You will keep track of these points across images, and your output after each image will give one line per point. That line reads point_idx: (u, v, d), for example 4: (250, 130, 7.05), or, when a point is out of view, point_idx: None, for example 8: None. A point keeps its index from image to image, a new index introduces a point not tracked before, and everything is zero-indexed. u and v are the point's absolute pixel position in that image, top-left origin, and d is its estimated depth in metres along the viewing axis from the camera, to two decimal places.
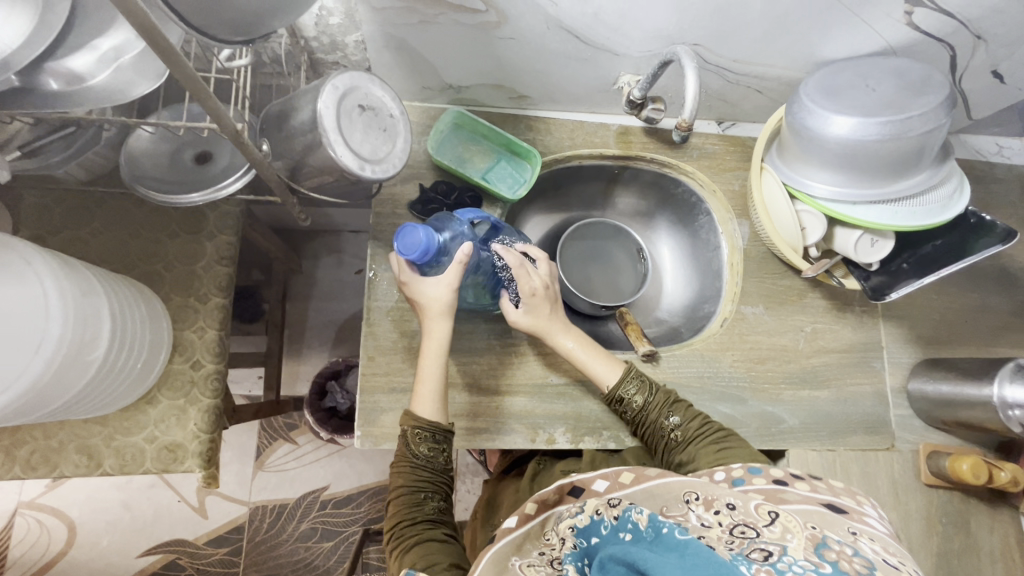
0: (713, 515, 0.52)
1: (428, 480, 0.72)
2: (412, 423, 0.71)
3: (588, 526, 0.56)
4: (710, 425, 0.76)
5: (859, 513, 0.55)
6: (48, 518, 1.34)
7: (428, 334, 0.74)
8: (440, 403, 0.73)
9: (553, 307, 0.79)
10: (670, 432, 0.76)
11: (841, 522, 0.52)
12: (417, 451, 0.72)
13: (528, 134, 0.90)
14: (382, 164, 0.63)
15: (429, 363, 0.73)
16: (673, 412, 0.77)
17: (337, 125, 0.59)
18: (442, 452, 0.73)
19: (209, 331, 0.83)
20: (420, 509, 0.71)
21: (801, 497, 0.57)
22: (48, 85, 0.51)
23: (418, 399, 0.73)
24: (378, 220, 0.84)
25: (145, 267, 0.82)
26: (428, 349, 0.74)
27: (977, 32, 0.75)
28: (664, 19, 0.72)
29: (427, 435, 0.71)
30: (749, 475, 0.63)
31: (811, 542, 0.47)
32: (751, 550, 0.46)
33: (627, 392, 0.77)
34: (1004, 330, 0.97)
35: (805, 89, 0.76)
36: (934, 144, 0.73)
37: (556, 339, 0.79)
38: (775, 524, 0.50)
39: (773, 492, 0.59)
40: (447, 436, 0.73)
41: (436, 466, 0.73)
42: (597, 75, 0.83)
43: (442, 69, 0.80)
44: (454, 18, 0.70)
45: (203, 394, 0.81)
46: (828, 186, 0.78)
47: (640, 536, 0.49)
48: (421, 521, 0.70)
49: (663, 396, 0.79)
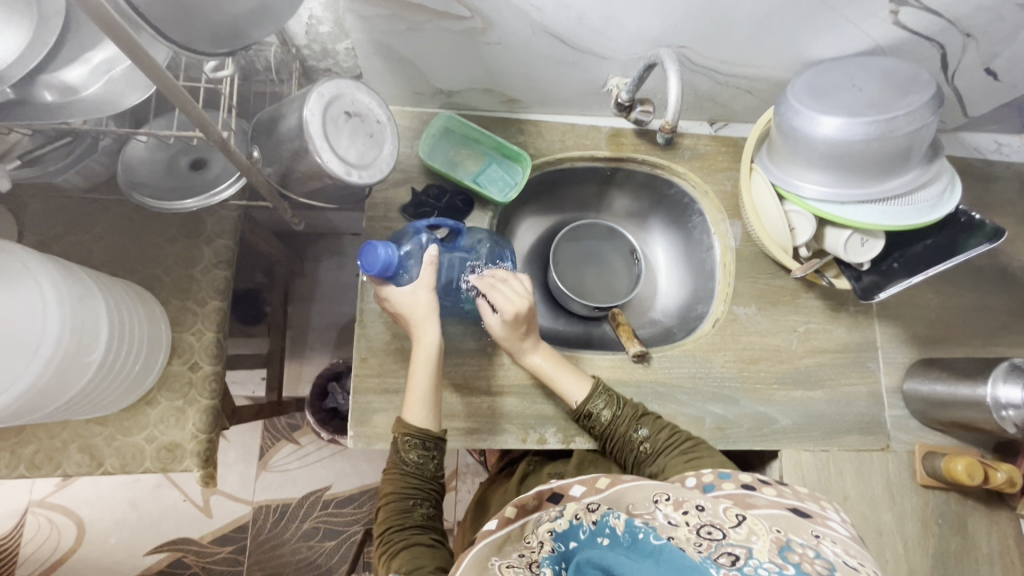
0: (681, 515, 0.54)
1: (417, 484, 0.73)
2: (402, 430, 0.72)
3: (566, 530, 0.56)
4: (679, 436, 0.76)
5: (822, 517, 0.56)
6: (58, 516, 1.38)
7: (418, 343, 0.74)
8: (432, 409, 0.74)
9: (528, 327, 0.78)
10: (639, 445, 0.77)
11: (805, 526, 0.53)
12: (408, 457, 0.73)
13: (519, 137, 0.92)
14: (368, 169, 0.65)
15: (417, 369, 0.74)
16: (641, 425, 0.78)
17: (323, 132, 0.60)
18: (433, 458, 0.74)
19: (207, 333, 0.85)
20: (409, 516, 0.71)
21: (769, 502, 0.57)
22: (44, 98, 0.53)
23: (409, 404, 0.73)
24: (370, 224, 0.85)
25: (145, 271, 0.84)
26: (419, 360, 0.74)
27: (966, 30, 0.74)
28: (649, 22, 0.72)
29: (416, 441, 0.72)
30: (718, 481, 0.63)
31: (775, 545, 0.48)
32: (719, 553, 0.47)
33: (595, 407, 0.78)
34: (1002, 329, 0.96)
35: (791, 90, 0.76)
36: (922, 143, 0.73)
37: (526, 355, 0.80)
38: (742, 526, 0.51)
39: (741, 498, 0.59)
40: (437, 442, 0.74)
41: (426, 472, 0.74)
42: (585, 79, 0.84)
43: (432, 74, 0.82)
44: (441, 25, 0.71)
45: (200, 395, 0.83)
46: (817, 186, 0.78)
47: (617, 541, 0.51)
48: (409, 525, 0.70)
49: (630, 410, 0.80)
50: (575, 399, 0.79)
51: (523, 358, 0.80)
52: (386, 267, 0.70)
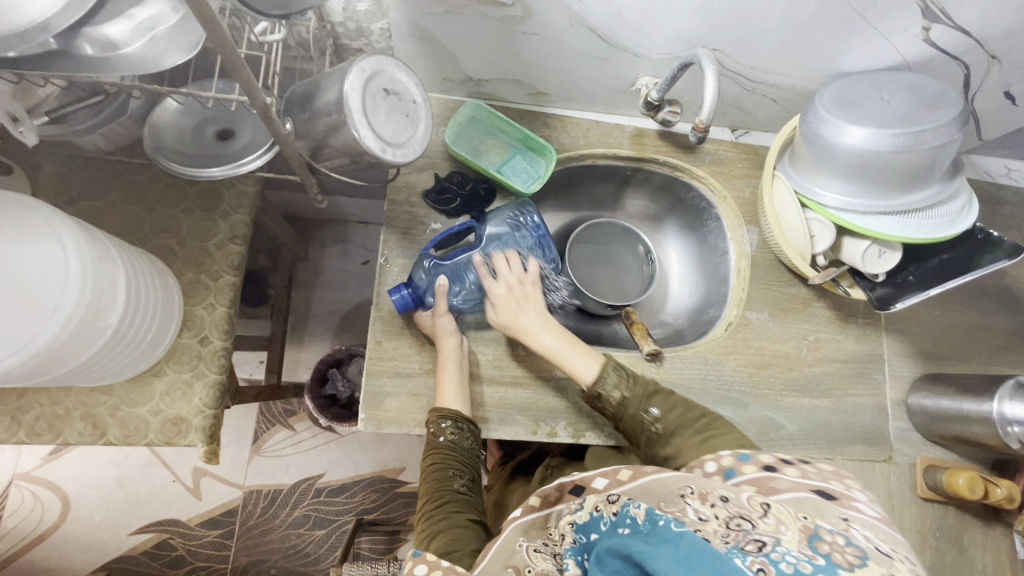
0: (709, 508, 0.54)
1: (455, 460, 0.75)
2: (436, 415, 0.74)
3: (588, 522, 0.57)
4: (691, 414, 0.75)
5: (846, 498, 0.56)
6: (42, 491, 1.34)
7: (445, 351, 0.78)
8: (461, 394, 0.77)
9: (522, 302, 0.82)
10: (651, 425, 0.75)
11: (832, 509, 0.53)
12: (443, 438, 0.74)
13: (544, 130, 0.92)
14: (402, 148, 0.64)
15: (448, 364, 0.78)
16: (651, 405, 0.76)
17: (362, 107, 0.60)
18: (467, 437, 0.76)
19: (218, 308, 0.84)
20: (448, 492, 0.73)
21: (791, 485, 0.58)
22: (84, 51, 0.52)
23: (441, 394, 0.76)
24: (391, 207, 0.85)
25: (159, 241, 0.83)
26: (447, 360, 0.78)
27: (992, 52, 0.76)
28: (686, 22, 0.73)
29: (449, 424, 0.74)
30: (739, 464, 0.64)
31: (804, 534, 0.48)
32: (746, 541, 0.47)
33: (606, 387, 0.77)
34: (1003, 349, 0.98)
35: (820, 98, 0.77)
36: (945, 158, 0.74)
37: (535, 337, 0.79)
38: (769, 516, 0.51)
39: (764, 482, 0.60)
40: (470, 424, 0.76)
41: (463, 450, 0.75)
42: (615, 76, 0.84)
43: (463, 61, 0.81)
44: (480, 11, 0.71)
45: (209, 369, 0.82)
46: (838, 195, 0.79)
47: (637, 529, 0.50)
48: (447, 502, 0.72)
49: (642, 387, 0.78)
50: (585, 378, 0.78)
51: (532, 339, 0.79)
52: (405, 306, 0.79)
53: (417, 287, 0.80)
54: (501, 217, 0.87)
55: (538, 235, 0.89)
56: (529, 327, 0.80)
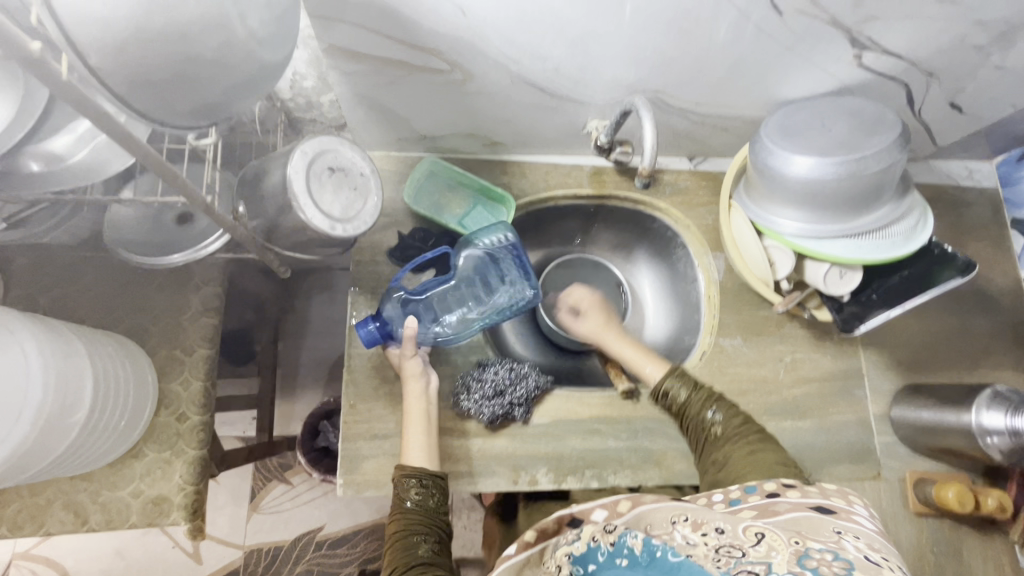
0: (699, 535, 0.53)
1: (421, 522, 0.71)
2: (399, 473, 0.73)
3: (584, 553, 0.54)
4: (750, 424, 0.78)
5: (847, 512, 0.58)
6: (42, 569, 1.34)
7: (409, 403, 0.78)
8: (428, 449, 0.76)
9: (605, 322, 0.95)
10: (710, 426, 0.79)
11: (826, 524, 0.55)
12: (409, 500, 0.72)
13: (503, 178, 0.94)
14: (352, 222, 0.65)
15: (412, 419, 0.78)
16: (715, 408, 0.80)
17: (307, 189, 0.61)
18: (433, 495, 0.73)
19: (194, 382, 0.85)
20: (413, 552, 0.68)
21: (791, 507, 0.59)
22: (28, 167, 0.53)
23: (406, 450, 0.76)
24: (358, 268, 0.87)
25: (132, 321, 0.85)
26: (412, 407, 0.78)
27: (928, 70, 0.77)
28: (622, 71, 0.74)
29: (415, 481, 0.73)
30: (745, 494, 0.64)
31: (794, 556, 0.48)
32: (739, 570, 0.46)
33: (674, 388, 0.82)
34: (984, 352, 0.99)
35: (765, 130, 0.77)
36: (891, 179, 0.75)
37: (611, 344, 0.89)
38: (761, 543, 0.51)
39: (767, 507, 0.60)
40: (435, 479, 0.74)
41: (428, 508, 0.73)
42: (564, 122, 0.85)
43: (413, 121, 0.83)
44: (421, 78, 0.72)
45: (188, 446, 0.83)
46: (794, 222, 0.79)
47: (635, 561, 0.51)
48: (414, 565, 0.67)
49: (707, 391, 0.82)
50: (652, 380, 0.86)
51: (610, 346, 0.89)
52: (372, 341, 0.78)
53: (386, 321, 0.79)
54: (475, 243, 0.86)
55: (515, 255, 0.88)
56: (608, 343, 0.90)
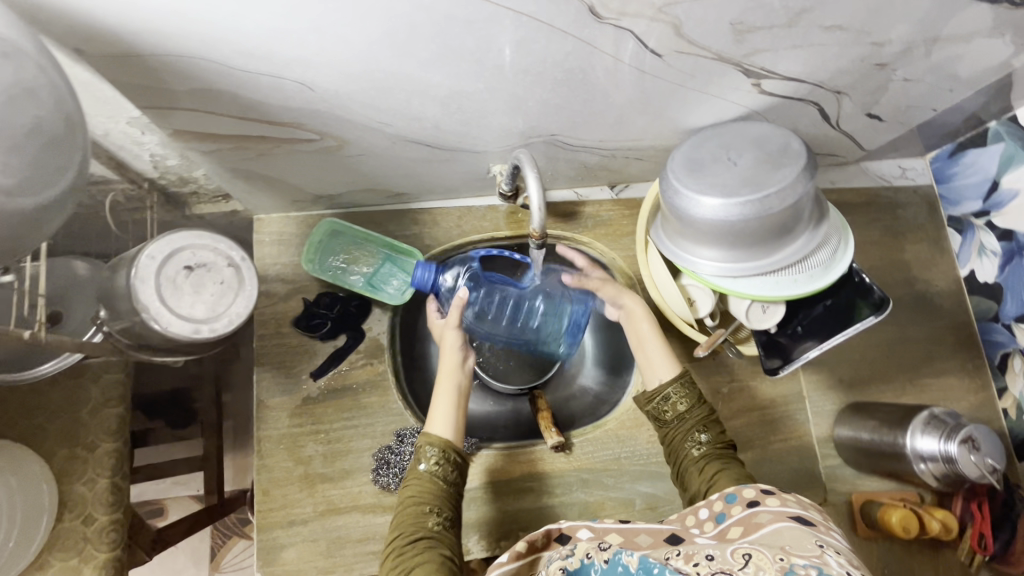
0: (691, 566, 0.45)
1: (433, 494, 0.64)
2: (423, 440, 0.68)
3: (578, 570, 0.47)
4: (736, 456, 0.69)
5: (827, 526, 0.51)
6: None
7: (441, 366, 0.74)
8: (455, 424, 0.70)
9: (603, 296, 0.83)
10: (693, 445, 0.70)
11: (807, 538, 0.47)
12: (425, 466, 0.66)
13: (412, 228, 0.89)
14: (222, 318, 0.62)
15: (441, 387, 0.72)
16: (704, 430, 0.71)
17: (157, 296, 0.59)
18: (454, 470, 0.67)
19: (100, 480, 0.75)
20: (420, 525, 0.62)
21: (773, 518, 0.52)
22: None
23: (431, 419, 0.70)
24: (262, 343, 0.82)
25: (28, 423, 0.75)
26: (445, 376, 0.73)
27: (835, 88, 0.73)
28: (510, 121, 0.69)
29: (438, 452, 0.67)
30: (727, 506, 0.58)
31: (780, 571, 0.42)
32: None
33: (674, 393, 0.73)
34: (926, 361, 0.97)
35: (670, 167, 0.72)
36: (802, 211, 0.71)
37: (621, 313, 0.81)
38: (749, 565, 0.43)
39: (748, 520, 0.54)
40: (462, 456, 0.68)
41: (449, 481, 0.66)
42: (465, 170, 0.80)
43: (302, 185, 0.77)
44: (291, 149, 0.67)
45: (96, 549, 0.74)
46: (710, 261, 0.75)
47: None
48: (418, 537, 0.60)
49: (704, 410, 0.72)
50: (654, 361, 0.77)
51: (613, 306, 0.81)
52: (424, 286, 0.79)
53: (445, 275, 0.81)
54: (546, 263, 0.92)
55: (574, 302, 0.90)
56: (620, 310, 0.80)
